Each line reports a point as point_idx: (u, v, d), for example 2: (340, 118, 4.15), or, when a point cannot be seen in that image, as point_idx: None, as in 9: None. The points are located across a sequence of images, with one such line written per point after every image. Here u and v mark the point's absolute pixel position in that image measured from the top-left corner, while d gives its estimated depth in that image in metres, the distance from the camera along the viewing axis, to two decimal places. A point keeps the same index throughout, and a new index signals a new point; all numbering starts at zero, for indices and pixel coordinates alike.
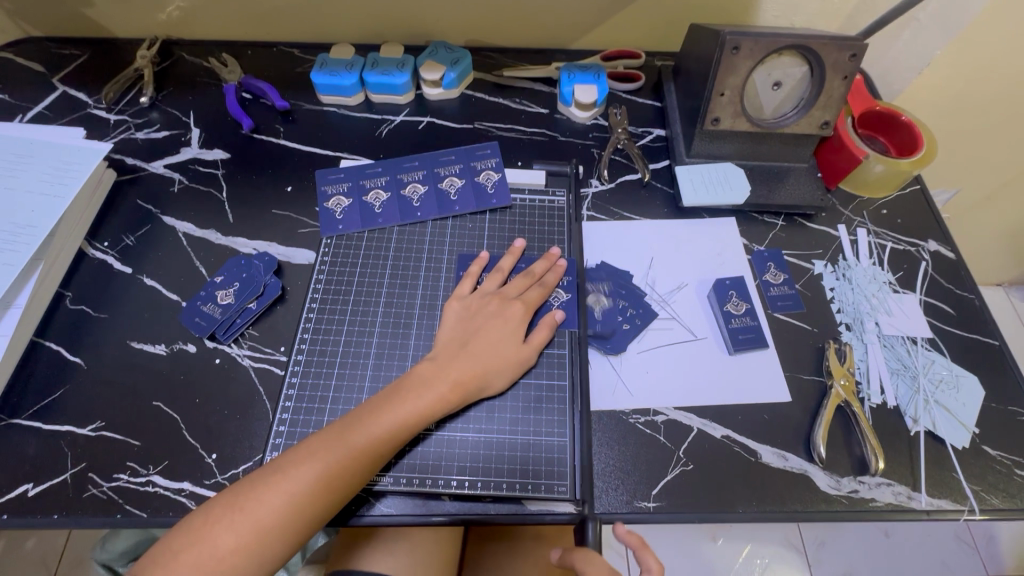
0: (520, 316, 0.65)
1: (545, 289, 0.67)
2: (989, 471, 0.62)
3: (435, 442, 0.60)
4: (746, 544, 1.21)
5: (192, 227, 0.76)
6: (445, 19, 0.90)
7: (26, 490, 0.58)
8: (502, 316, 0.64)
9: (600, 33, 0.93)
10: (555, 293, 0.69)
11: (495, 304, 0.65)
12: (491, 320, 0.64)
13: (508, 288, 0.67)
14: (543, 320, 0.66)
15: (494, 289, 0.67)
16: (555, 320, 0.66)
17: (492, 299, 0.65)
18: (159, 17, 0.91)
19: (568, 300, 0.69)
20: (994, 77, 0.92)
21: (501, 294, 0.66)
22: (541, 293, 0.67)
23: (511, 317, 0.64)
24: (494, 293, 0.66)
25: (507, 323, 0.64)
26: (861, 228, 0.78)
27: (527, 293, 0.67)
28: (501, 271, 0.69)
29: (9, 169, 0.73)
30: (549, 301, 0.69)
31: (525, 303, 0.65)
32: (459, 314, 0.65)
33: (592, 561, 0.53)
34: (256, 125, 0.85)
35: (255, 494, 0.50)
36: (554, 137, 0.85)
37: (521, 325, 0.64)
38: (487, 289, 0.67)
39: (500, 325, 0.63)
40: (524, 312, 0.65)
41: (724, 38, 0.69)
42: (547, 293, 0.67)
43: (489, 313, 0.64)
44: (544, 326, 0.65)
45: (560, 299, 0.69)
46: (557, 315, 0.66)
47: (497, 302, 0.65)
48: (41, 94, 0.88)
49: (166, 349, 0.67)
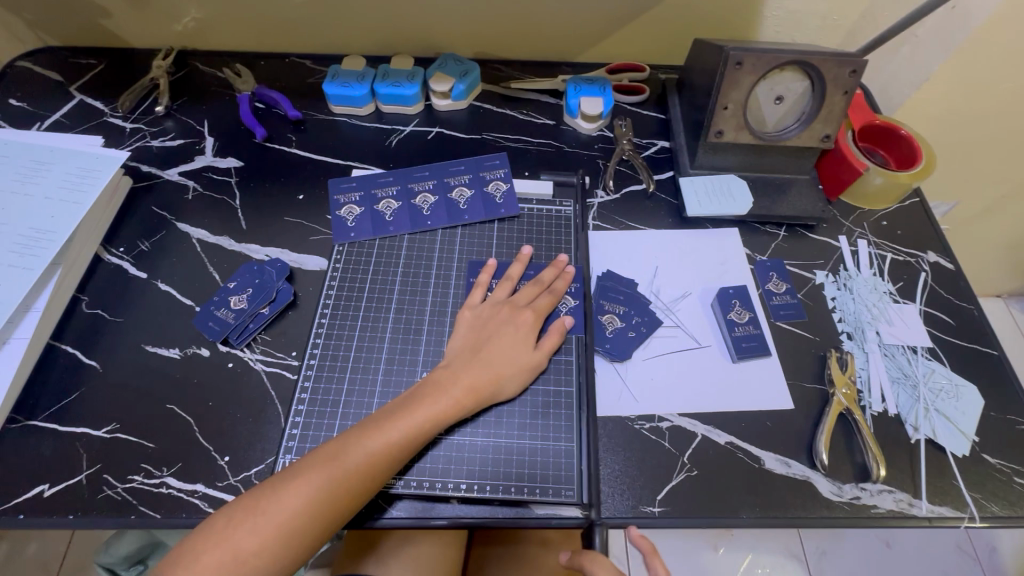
0: (530, 323, 0.66)
1: (554, 296, 0.69)
2: (988, 479, 0.63)
3: (448, 446, 0.61)
4: (747, 553, 1.22)
5: (205, 234, 0.77)
6: (454, 32, 0.93)
7: (42, 490, 0.59)
8: (514, 323, 0.65)
9: (605, 46, 0.95)
10: (563, 300, 0.71)
11: (506, 312, 0.66)
12: (503, 327, 0.65)
13: (518, 297, 0.68)
14: (553, 326, 0.67)
15: (506, 298, 0.68)
16: (565, 326, 0.67)
17: (504, 307, 0.67)
18: (174, 28, 0.93)
19: (576, 306, 0.70)
20: (991, 92, 0.94)
21: (512, 303, 0.67)
22: (551, 301, 0.68)
23: (522, 324, 0.65)
24: (505, 302, 0.67)
25: (519, 331, 0.65)
26: (861, 239, 0.80)
27: (537, 301, 0.68)
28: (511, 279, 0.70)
29: (28, 175, 0.74)
30: (559, 308, 0.70)
31: (535, 310, 0.67)
32: (472, 321, 0.66)
33: (597, 563, 0.56)
34: (268, 134, 0.87)
35: (275, 497, 0.51)
36: (560, 148, 0.87)
37: (531, 331, 0.65)
38: (499, 297, 0.68)
39: (512, 332, 0.65)
40: (534, 320, 0.66)
41: (728, 54, 0.70)
42: (556, 300, 0.69)
43: (500, 322, 0.65)
44: (555, 332, 0.66)
45: (569, 305, 0.70)
46: (566, 321, 0.68)
47: (508, 310, 0.66)
48: (58, 102, 0.90)
49: (180, 352, 0.68)
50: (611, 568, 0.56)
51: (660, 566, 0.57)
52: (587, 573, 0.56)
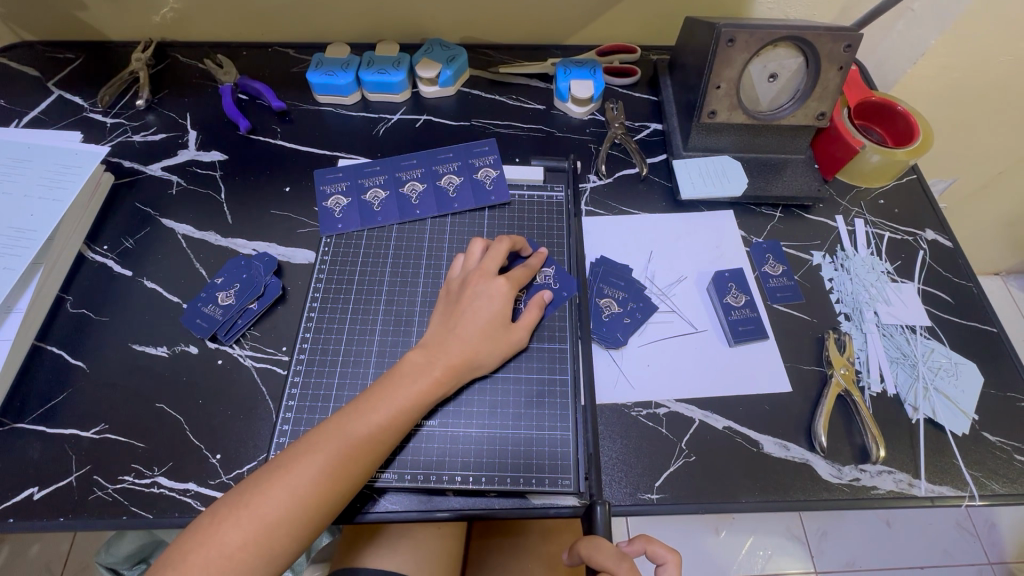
0: (507, 292, 0.63)
1: (530, 270, 0.67)
2: (989, 457, 0.62)
3: (435, 436, 0.60)
4: (748, 536, 1.22)
5: (191, 229, 0.76)
6: (440, 17, 0.91)
7: (32, 493, 0.58)
8: (489, 293, 0.63)
9: (595, 28, 0.93)
10: (541, 273, 0.70)
11: (480, 281, 0.64)
12: (477, 298, 0.63)
13: (489, 262, 0.65)
14: (532, 300, 0.65)
15: (474, 268, 0.66)
16: (543, 300, 0.66)
17: (477, 276, 0.64)
18: (154, 20, 0.91)
19: (559, 277, 0.70)
20: (989, 66, 0.92)
21: (484, 270, 0.65)
22: (526, 274, 0.66)
23: (497, 295, 0.63)
24: (477, 269, 0.65)
25: (494, 301, 0.62)
26: (859, 218, 0.79)
27: (513, 272, 0.66)
28: (490, 247, 0.67)
29: (6, 174, 0.73)
30: (538, 281, 0.69)
31: (510, 280, 0.64)
32: (446, 299, 0.64)
33: (600, 549, 0.51)
34: (253, 126, 0.85)
35: (258, 492, 0.50)
36: (551, 133, 0.85)
37: (508, 302, 0.63)
38: (472, 262, 0.66)
39: (485, 302, 0.62)
40: (511, 291, 0.64)
41: (719, 31, 0.69)
42: (533, 274, 0.67)
43: (474, 291, 0.63)
44: (535, 306, 0.65)
45: (548, 275, 0.70)
46: (546, 295, 0.66)
47: (482, 279, 0.64)
48: (37, 99, 0.88)
49: (168, 350, 0.67)
50: (611, 550, 0.51)
51: (665, 551, 0.54)
52: (592, 559, 0.51)
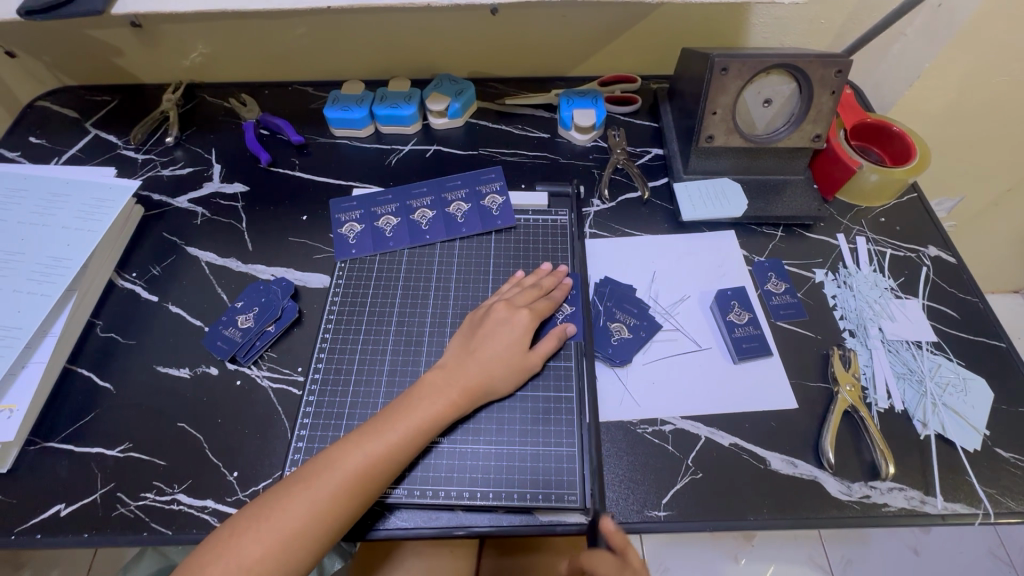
0: (527, 324, 0.66)
1: (552, 302, 0.69)
2: (1003, 474, 0.61)
3: (445, 454, 0.62)
4: (769, 564, 1.19)
5: (213, 257, 0.80)
6: (449, 54, 0.96)
7: (58, 510, 0.61)
8: (510, 322, 0.65)
9: (596, 61, 0.97)
10: (560, 308, 0.71)
11: (504, 310, 0.67)
12: (499, 325, 0.65)
13: (515, 296, 0.69)
14: (553, 332, 0.68)
15: (505, 297, 0.69)
16: (565, 333, 0.68)
17: (502, 306, 0.67)
18: (183, 63, 0.98)
19: (573, 313, 0.71)
20: (987, 88, 0.93)
21: (510, 300, 0.68)
22: (549, 305, 0.69)
23: (519, 325, 0.65)
24: (505, 300, 0.68)
25: (514, 330, 0.65)
26: (860, 236, 0.80)
27: (536, 303, 0.68)
28: (523, 284, 0.71)
29: (44, 207, 0.78)
30: (554, 316, 0.71)
31: (533, 312, 0.67)
32: (471, 323, 0.67)
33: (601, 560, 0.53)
34: (273, 159, 0.90)
35: (278, 506, 0.52)
36: (556, 160, 0.89)
37: (528, 333, 0.65)
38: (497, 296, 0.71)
39: (507, 331, 0.65)
40: (532, 320, 0.66)
41: (713, 61, 0.72)
42: (554, 306, 0.69)
43: (496, 320, 0.66)
44: (553, 337, 0.67)
45: (566, 313, 0.71)
46: (568, 328, 0.68)
47: (505, 308, 0.67)
48: (75, 137, 0.94)
49: (190, 371, 0.70)
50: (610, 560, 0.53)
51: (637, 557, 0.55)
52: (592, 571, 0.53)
